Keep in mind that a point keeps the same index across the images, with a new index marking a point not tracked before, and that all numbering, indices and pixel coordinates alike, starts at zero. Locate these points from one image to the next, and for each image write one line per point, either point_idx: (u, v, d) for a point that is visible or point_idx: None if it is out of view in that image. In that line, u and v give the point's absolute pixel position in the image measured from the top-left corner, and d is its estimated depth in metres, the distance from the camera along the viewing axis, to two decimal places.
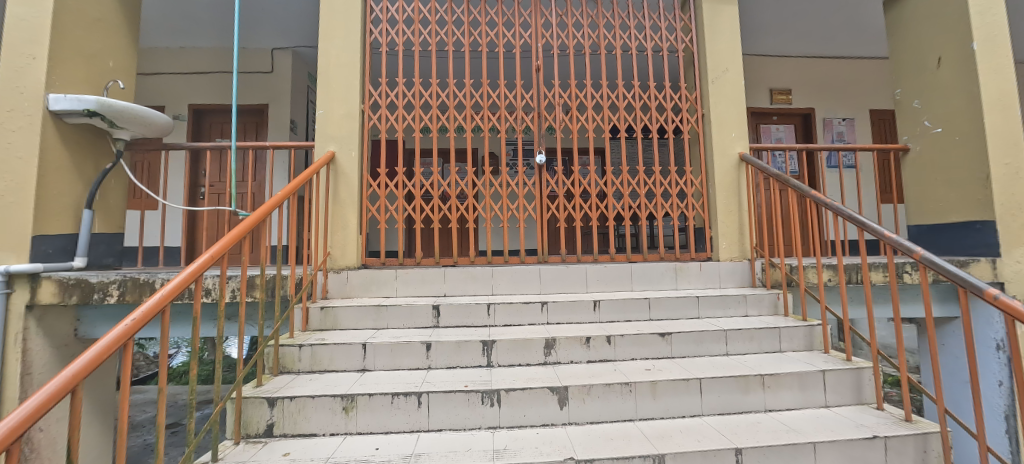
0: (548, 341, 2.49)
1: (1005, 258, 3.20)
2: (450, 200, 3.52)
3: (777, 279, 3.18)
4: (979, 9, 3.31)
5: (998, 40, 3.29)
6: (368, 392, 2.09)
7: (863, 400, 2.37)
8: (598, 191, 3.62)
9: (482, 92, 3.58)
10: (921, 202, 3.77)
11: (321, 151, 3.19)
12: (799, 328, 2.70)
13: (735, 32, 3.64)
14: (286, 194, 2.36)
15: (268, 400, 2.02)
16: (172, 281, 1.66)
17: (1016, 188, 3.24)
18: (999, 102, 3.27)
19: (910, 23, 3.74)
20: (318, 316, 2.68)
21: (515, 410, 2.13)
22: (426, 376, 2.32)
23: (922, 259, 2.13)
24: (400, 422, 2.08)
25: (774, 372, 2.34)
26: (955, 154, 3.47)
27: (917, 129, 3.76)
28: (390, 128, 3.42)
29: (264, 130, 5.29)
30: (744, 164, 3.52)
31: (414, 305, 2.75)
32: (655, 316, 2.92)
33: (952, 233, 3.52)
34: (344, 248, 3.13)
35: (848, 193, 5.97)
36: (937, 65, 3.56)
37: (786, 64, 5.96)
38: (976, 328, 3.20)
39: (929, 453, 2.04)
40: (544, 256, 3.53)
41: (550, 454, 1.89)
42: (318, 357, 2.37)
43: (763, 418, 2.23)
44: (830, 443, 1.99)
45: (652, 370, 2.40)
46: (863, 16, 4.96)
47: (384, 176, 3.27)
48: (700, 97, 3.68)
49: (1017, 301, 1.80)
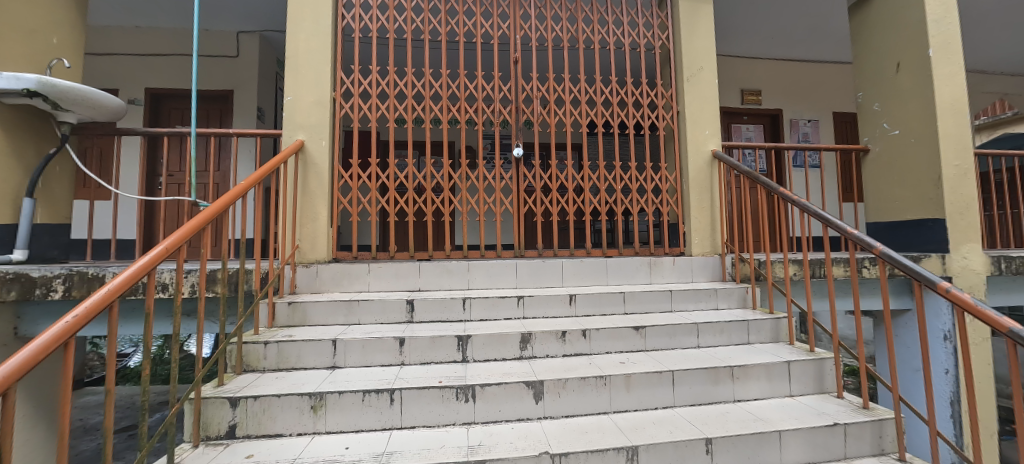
0: (524, 335, 2.47)
1: (953, 254, 3.38)
2: (425, 193, 3.44)
3: (746, 274, 3.25)
4: (935, 17, 3.45)
5: (952, 47, 3.45)
6: (338, 390, 2.01)
7: (825, 389, 2.46)
8: (575, 185, 3.59)
9: (460, 83, 3.52)
10: (879, 201, 3.92)
11: (289, 140, 3.07)
12: (766, 320, 2.77)
13: (710, 32, 3.69)
14: (250, 183, 2.24)
15: (230, 399, 1.94)
16: (120, 275, 1.54)
17: (964, 188, 3.41)
18: (951, 106, 3.43)
19: (874, 27, 3.87)
20: (285, 312, 2.58)
21: (490, 405, 2.10)
22: (399, 372, 2.26)
23: (881, 254, 2.20)
24: (373, 420, 2.02)
25: (744, 363, 2.39)
26: (911, 156, 3.61)
27: (876, 131, 3.90)
28: (363, 117, 3.30)
29: (229, 118, 5.09)
30: (716, 162, 3.58)
31: (386, 299, 2.68)
32: (630, 310, 2.94)
33: (906, 231, 3.68)
34: (314, 241, 3.03)
35: (813, 191, 6.19)
36: (896, 70, 3.70)
37: (757, 65, 6.11)
38: (928, 319, 3.37)
39: (885, 439, 2.13)
40: (520, 251, 3.48)
41: (524, 449, 1.87)
42: (284, 355, 2.28)
43: (732, 408, 2.28)
44: (795, 430, 2.05)
45: (627, 363, 2.41)
46: (829, 22, 5.12)
47: (355, 167, 3.15)
48: (676, 95, 3.71)
49: (966, 293, 1.88)
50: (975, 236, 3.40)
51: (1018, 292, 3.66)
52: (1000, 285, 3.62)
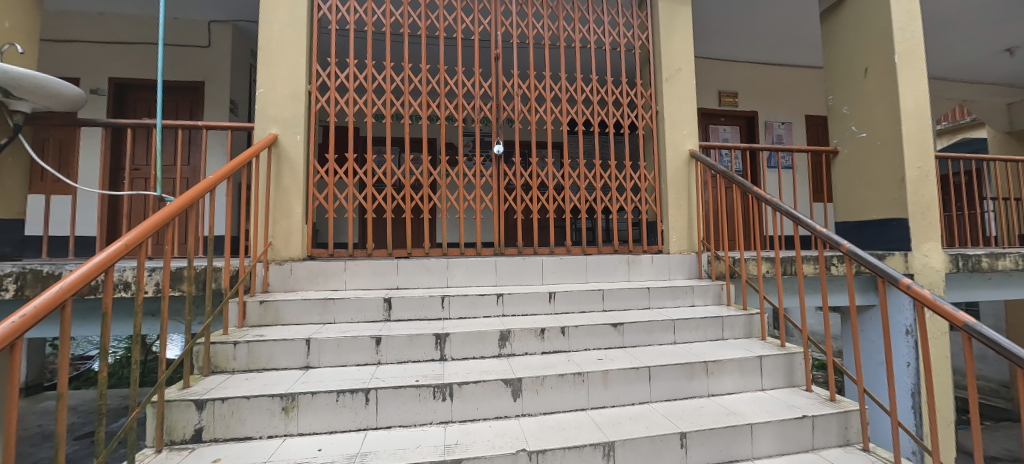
0: (503, 333, 2.47)
1: (915, 252, 3.52)
2: (404, 189, 3.40)
3: (721, 271, 3.32)
4: (901, 25, 3.59)
5: (916, 54, 3.59)
6: (311, 391, 1.97)
7: (794, 383, 2.53)
8: (555, 183, 3.60)
9: (440, 79, 3.48)
10: (847, 201, 4.05)
11: (262, 133, 2.99)
12: (740, 317, 2.84)
13: (689, 34, 3.75)
14: (219, 177, 2.16)
15: (196, 402, 1.88)
16: (73, 273, 1.46)
17: (925, 189, 3.56)
18: (914, 110, 3.57)
19: (844, 32, 3.99)
20: (257, 311, 2.52)
21: (467, 404, 2.09)
22: (376, 371, 2.23)
23: (848, 252, 2.28)
24: (347, 421, 1.98)
25: (718, 359, 2.44)
26: (877, 158, 3.74)
27: (845, 133, 4.02)
28: (340, 112, 3.23)
29: (199, 110, 4.92)
30: (694, 161, 3.64)
31: (363, 298, 2.63)
32: (608, 307, 2.97)
33: (872, 230, 3.81)
34: (287, 239, 2.96)
35: (785, 192, 6.36)
36: (864, 75, 3.83)
37: (733, 68, 6.23)
38: (891, 314, 3.51)
39: (850, 430, 2.21)
40: (500, 249, 3.47)
41: (501, 447, 1.87)
42: (255, 355, 2.22)
43: (706, 402, 2.33)
44: (766, 423, 2.11)
45: (605, 359, 2.44)
46: (802, 27, 5.26)
47: (331, 162, 3.08)
48: (655, 95, 3.75)
49: (926, 289, 1.96)
50: (935, 235, 3.55)
51: (974, 288, 3.83)
52: (958, 282, 3.78)
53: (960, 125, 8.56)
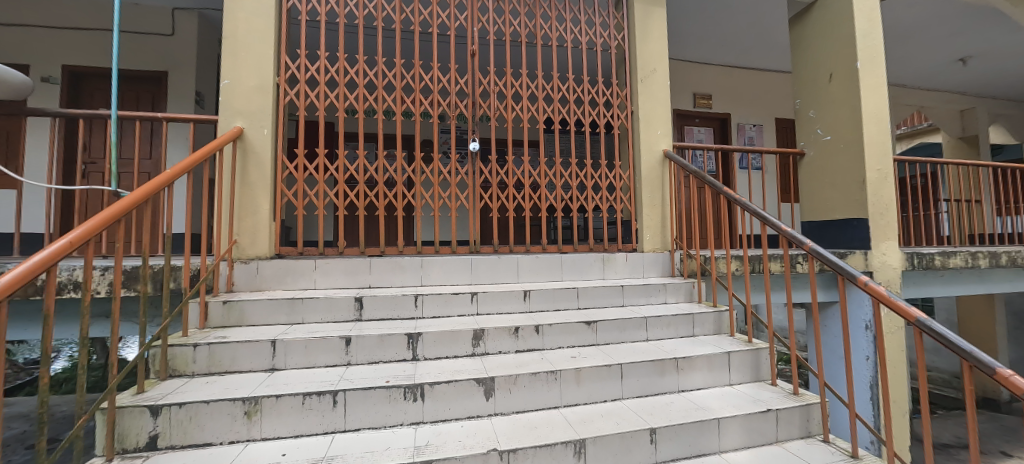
0: (476, 332, 2.46)
1: (874, 251, 3.68)
2: (378, 186, 3.34)
3: (693, 269, 3.40)
4: (863, 32, 3.74)
5: (876, 61, 3.75)
6: (275, 394, 1.92)
7: (760, 377, 2.61)
8: (532, 182, 3.61)
9: (414, 74, 3.43)
10: (812, 201, 4.19)
11: (227, 126, 2.88)
12: (709, 313, 2.91)
13: (663, 36, 3.81)
14: (176, 172, 2.08)
15: (150, 408, 1.80)
16: (11, 272, 1.37)
17: (884, 190, 3.72)
18: (875, 115, 3.72)
19: (811, 38, 4.13)
20: (220, 311, 2.44)
21: (439, 404, 2.07)
22: (345, 372, 2.19)
23: (810, 250, 2.36)
24: (314, 423, 1.94)
25: (688, 355, 2.49)
26: (840, 160, 3.88)
27: (810, 136, 4.16)
28: (311, 106, 3.14)
29: (162, 101, 4.72)
30: (667, 161, 3.71)
31: (334, 297, 2.58)
32: (583, 305, 3.00)
33: (835, 229, 3.96)
34: (254, 236, 2.87)
35: (755, 192, 6.55)
36: (829, 80, 3.97)
37: (708, 70, 6.36)
38: (851, 310, 3.66)
39: (811, 422, 2.30)
40: (476, 247, 3.46)
41: (473, 447, 1.87)
42: (216, 358, 2.15)
43: (675, 398, 2.38)
44: (732, 418, 2.17)
45: (578, 357, 2.46)
46: (772, 33, 5.42)
47: (301, 158, 3.00)
48: (630, 95, 3.80)
49: (882, 286, 2.05)
50: (892, 235, 3.72)
51: (928, 285, 4.03)
52: (914, 279, 3.97)
53: (918, 130, 8.98)
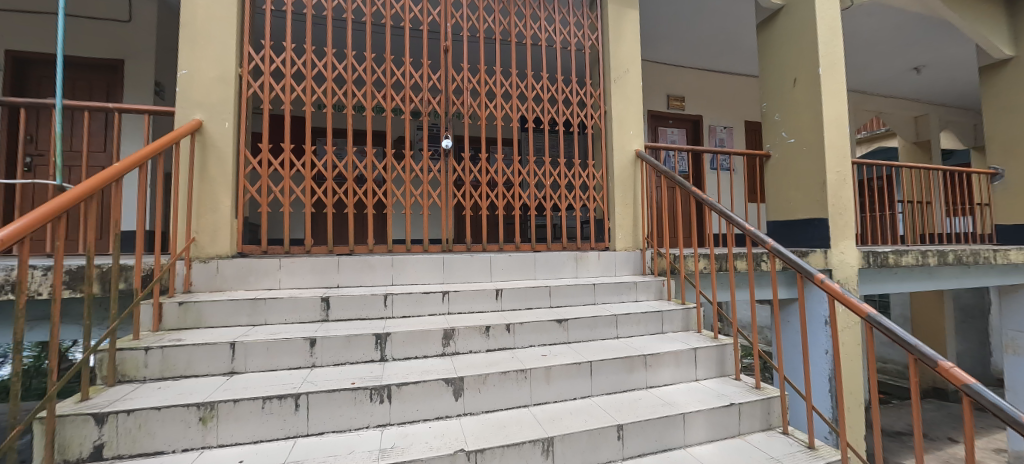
0: (447, 331, 2.44)
1: (833, 250, 3.84)
2: (348, 182, 3.26)
3: (663, 267, 3.48)
4: (824, 40, 3.89)
5: (836, 68, 3.91)
6: (233, 399, 1.86)
7: (725, 372, 2.69)
8: (505, 180, 3.60)
9: (386, 69, 3.37)
10: (777, 202, 4.34)
11: (185, 119, 2.77)
12: (678, 311, 2.98)
13: (636, 38, 3.87)
14: (124, 166, 1.98)
15: (95, 416, 1.72)
16: None
17: (842, 192, 3.89)
18: (834, 119, 3.89)
19: (776, 44, 4.26)
20: (175, 313, 2.34)
21: (407, 405, 2.05)
22: (309, 375, 2.14)
23: (771, 249, 2.45)
24: (275, 428, 1.89)
25: (656, 352, 2.54)
26: (803, 162, 4.03)
27: (775, 138, 4.30)
28: (277, 99, 3.04)
29: (117, 91, 4.48)
30: (640, 161, 3.77)
31: (299, 298, 2.51)
32: (555, 303, 3.02)
33: (797, 228, 4.11)
34: (214, 234, 2.77)
35: (724, 192, 6.74)
36: (793, 85, 4.11)
37: (680, 73, 6.50)
38: (811, 306, 3.80)
39: (772, 415, 2.38)
40: (448, 245, 3.42)
41: (440, 448, 1.86)
42: (170, 362, 2.07)
43: (643, 394, 2.43)
44: (696, 413, 2.22)
45: (548, 355, 2.47)
46: (741, 37, 5.56)
47: (265, 153, 2.90)
48: (604, 95, 3.84)
49: (836, 283, 2.15)
50: (849, 234, 3.89)
51: (882, 282, 4.24)
52: (869, 276, 4.17)
53: (877, 135, 9.43)
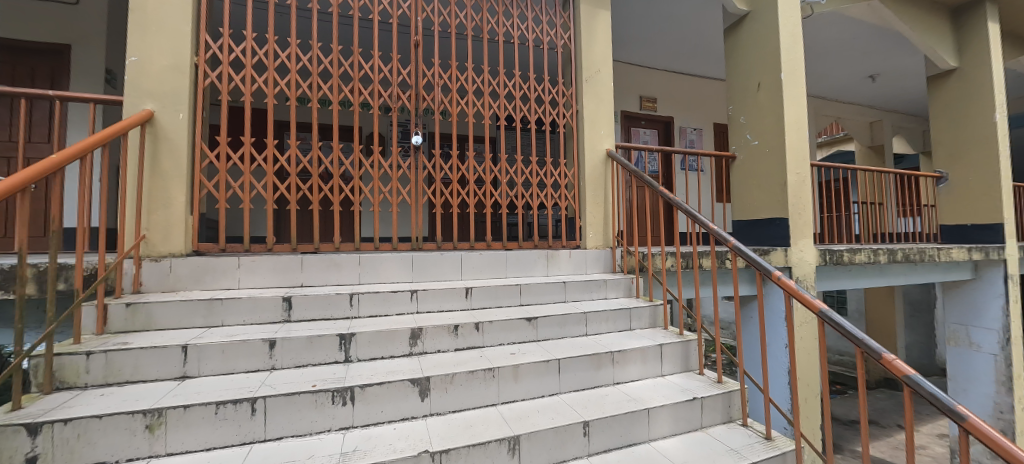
0: (414, 331, 2.41)
1: (793, 248, 3.99)
2: (313, 178, 3.17)
3: (632, 265, 3.54)
4: (786, 47, 4.04)
5: (797, 74, 4.07)
6: (183, 405, 1.78)
7: (689, 367, 2.76)
8: (477, 177, 3.58)
9: (354, 62, 3.28)
10: (742, 202, 4.48)
11: (135, 109, 2.63)
12: (645, 308, 3.04)
13: (607, 39, 3.91)
14: (62, 158, 1.84)
15: (28, 426, 1.62)
16: None
17: (801, 193, 4.05)
18: (795, 123, 4.04)
19: (742, 49, 4.40)
20: (121, 315, 2.23)
21: (371, 407, 2.01)
22: (267, 378, 2.07)
23: (733, 247, 2.53)
24: (229, 434, 1.82)
25: (622, 349, 2.58)
26: (765, 164, 4.17)
27: (740, 140, 4.44)
28: (236, 90, 2.92)
29: (63, 77, 4.21)
30: (610, 161, 3.82)
31: (259, 298, 2.43)
32: (525, 301, 3.03)
33: (759, 228, 4.26)
34: (166, 232, 2.64)
35: (693, 193, 6.92)
36: (757, 89, 4.25)
37: (653, 74, 6.62)
38: (770, 303, 3.94)
39: (732, 408, 2.47)
40: (418, 244, 3.38)
41: (404, 450, 1.83)
42: (115, 367, 1.96)
43: (610, 391, 2.46)
44: (660, 407, 2.28)
45: (517, 354, 2.48)
46: (709, 41, 5.70)
47: (223, 146, 2.78)
48: (575, 94, 3.87)
49: (791, 280, 2.24)
50: (808, 233, 4.06)
51: (837, 279, 4.45)
52: (825, 273, 4.36)
53: (836, 139, 9.88)
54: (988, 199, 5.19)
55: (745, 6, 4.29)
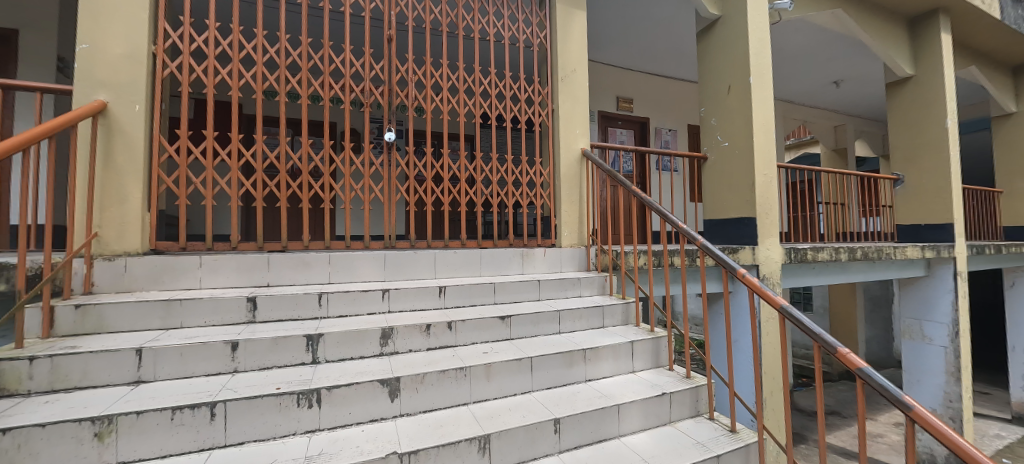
0: (385, 331, 2.38)
1: (760, 247, 4.12)
2: (281, 174, 3.08)
3: (606, 263, 3.59)
4: (755, 51, 4.16)
5: (765, 78, 4.20)
6: (136, 411, 1.71)
7: (659, 363, 2.82)
8: (452, 175, 3.55)
9: (325, 55, 3.20)
10: (712, 202, 4.59)
11: (86, 100, 2.50)
12: (618, 305, 3.08)
13: (583, 39, 3.94)
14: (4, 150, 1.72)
15: None
16: None
17: (769, 193, 4.18)
18: (763, 125, 4.17)
19: (713, 53, 4.50)
20: (70, 318, 2.13)
21: (338, 409, 1.98)
22: (229, 381, 2.00)
23: (701, 246, 2.59)
24: (187, 440, 1.76)
25: (594, 347, 2.61)
26: (735, 165, 4.29)
27: (711, 141, 4.55)
28: (198, 82, 2.80)
29: (10, 64, 3.97)
30: (585, 160, 3.85)
31: (221, 298, 2.35)
32: (499, 300, 3.03)
33: (729, 227, 4.38)
34: (121, 230, 2.53)
35: (668, 192, 7.06)
36: (728, 91, 4.36)
37: (629, 76, 6.71)
38: (736, 300, 4.05)
39: (700, 402, 2.53)
40: (391, 242, 3.34)
41: (371, 452, 1.81)
42: (61, 372, 1.87)
43: (582, 388, 2.49)
44: (630, 404, 2.32)
45: (489, 352, 2.48)
46: (683, 44, 5.81)
47: (183, 140, 2.67)
48: (551, 93, 3.88)
49: (755, 277, 2.31)
50: (774, 233, 4.19)
51: (802, 276, 4.61)
52: (791, 271, 4.52)
53: (803, 142, 10.24)
54: (941, 200, 5.48)
55: (716, 10, 4.39)
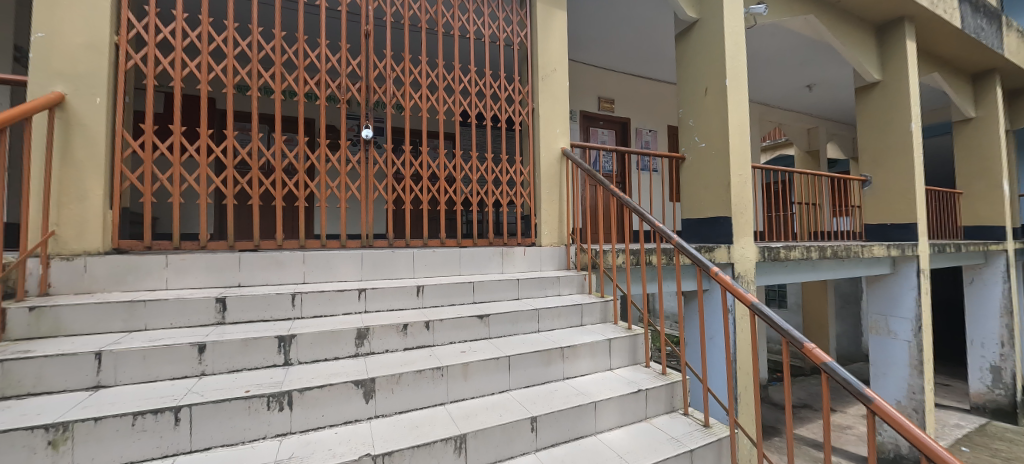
0: (361, 331, 2.35)
1: (735, 246, 4.21)
2: (254, 171, 3.00)
3: (585, 262, 3.62)
4: (731, 54, 4.24)
5: (740, 80, 4.29)
6: (94, 417, 1.65)
7: (636, 361, 2.86)
8: (431, 173, 3.51)
9: (300, 49, 3.13)
10: (690, 201, 4.67)
11: (41, 92, 2.38)
12: (596, 304, 3.11)
13: (563, 38, 3.95)
14: None
15: None
16: None
17: (743, 193, 4.28)
18: (738, 127, 4.26)
19: (691, 55, 4.58)
20: (24, 321, 2.04)
21: (311, 411, 1.94)
22: (196, 384, 1.95)
23: (677, 245, 2.63)
24: (149, 446, 1.71)
25: (572, 345, 2.63)
26: (711, 165, 4.38)
27: (688, 142, 4.63)
28: (165, 75, 2.70)
29: None
30: (565, 159, 3.87)
31: (189, 299, 2.28)
32: (478, 299, 3.02)
33: (705, 227, 4.47)
34: (80, 228, 2.42)
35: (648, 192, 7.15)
36: (705, 93, 4.44)
37: (610, 76, 6.77)
38: (710, 298, 4.13)
39: (675, 398, 2.57)
40: (369, 241, 3.29)
41: (344, 454, 1.78)
42: (13, 378, 1.79)
43: (559, 386, 2.50)
44: (606, 401, 2.34)
45: (467, 352, 2.47)
46: (663, 45, 5.89)
47: (149, 135, 2.57)
48: (531, 92, 3.88)
49: (728, 275, 2.36)
50: (748, 232, 4.29)
51: (775, 274, 4.74)
52: (764, 269, 4.63)
53: (778, 144, 10.50)
54: (906, 201, 5.70)
55: (694, 13, 4.46)
